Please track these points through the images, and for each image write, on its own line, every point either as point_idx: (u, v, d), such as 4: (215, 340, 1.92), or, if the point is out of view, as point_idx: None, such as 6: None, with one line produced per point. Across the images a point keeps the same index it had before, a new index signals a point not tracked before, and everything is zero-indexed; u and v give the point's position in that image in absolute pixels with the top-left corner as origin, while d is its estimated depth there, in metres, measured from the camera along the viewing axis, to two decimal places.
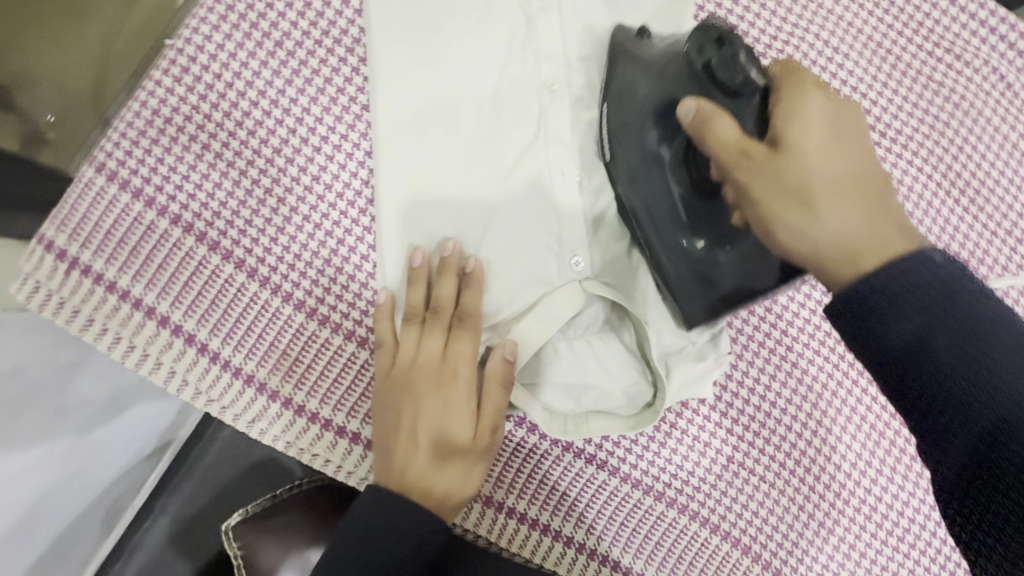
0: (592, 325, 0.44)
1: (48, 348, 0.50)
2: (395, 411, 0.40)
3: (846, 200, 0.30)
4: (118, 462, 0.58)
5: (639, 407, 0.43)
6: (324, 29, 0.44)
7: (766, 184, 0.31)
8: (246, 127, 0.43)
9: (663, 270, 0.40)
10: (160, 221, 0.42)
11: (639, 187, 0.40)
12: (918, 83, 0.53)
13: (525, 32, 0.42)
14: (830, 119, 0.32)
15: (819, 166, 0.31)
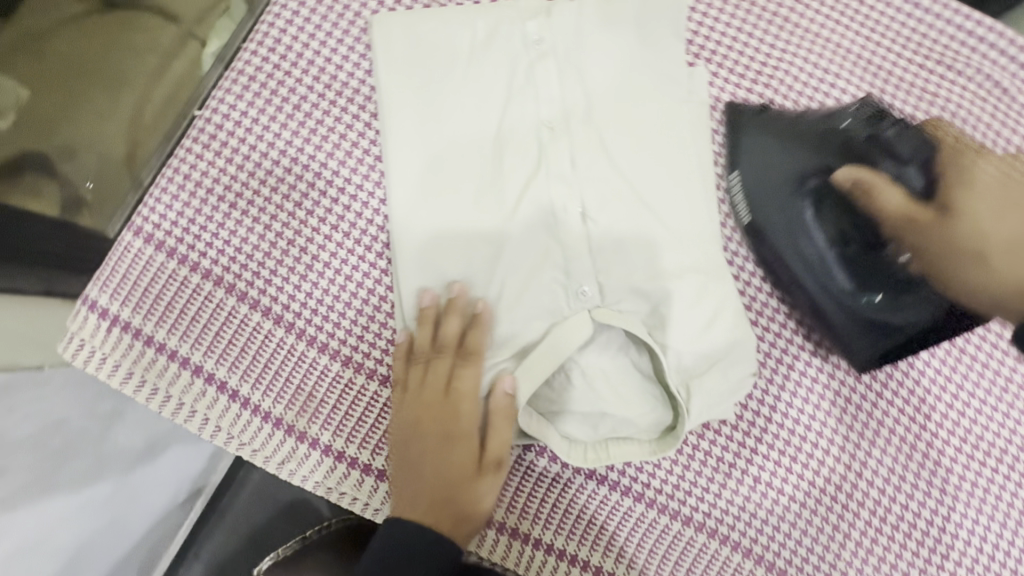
0: (607, 350, 0.44)
1: (88, 411, 0.54)
2: (412, 448, 0.42)
3: (1014, 255, 0.38)
4: (155, 509, 0.62)
5: (660, 431, 0.44)
6: (338, 90, 0.47)
7: (950, 247, 0.41)
8: (270, 185, 0.46)
9: (837, 328, 0.46)
10: (191, 277, 0.45)
11: (785, 236, 0.46)
12: (937, 76, 0.51)
13: (524, 76, 0.44)
14: (1000, 191, 0.41)
15: (986, 220, 0.40)
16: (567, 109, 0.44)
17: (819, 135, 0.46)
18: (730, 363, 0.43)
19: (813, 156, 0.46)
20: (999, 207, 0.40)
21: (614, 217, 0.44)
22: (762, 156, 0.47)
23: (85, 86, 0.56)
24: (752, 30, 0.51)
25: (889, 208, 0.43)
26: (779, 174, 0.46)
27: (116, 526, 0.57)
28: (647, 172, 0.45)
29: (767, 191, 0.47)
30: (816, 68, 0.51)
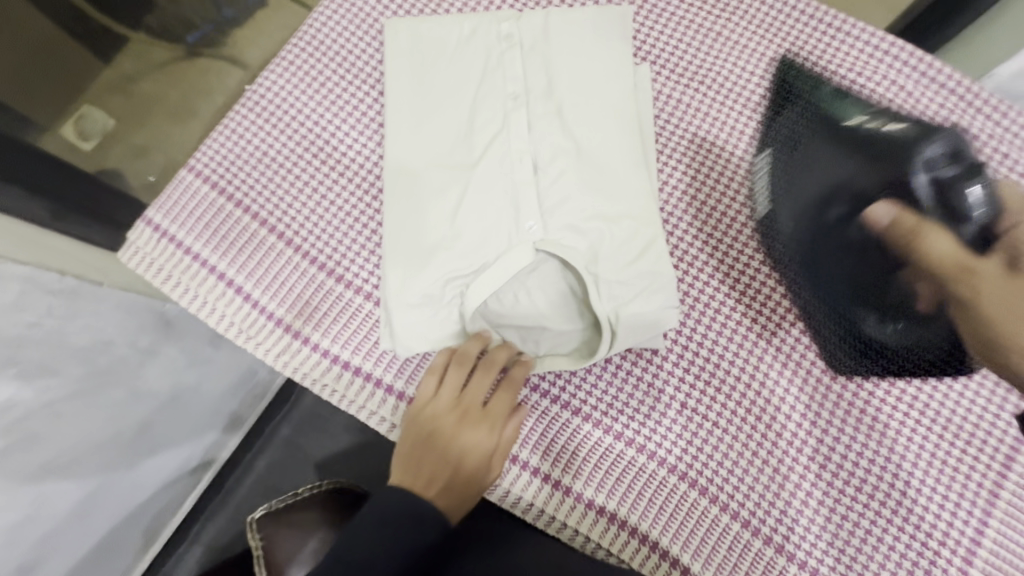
0: (548, 277, 0.54)
1: (185, 362, 0.83)
2: (422, 467, 0.49)
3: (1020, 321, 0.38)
4: (164, 468, 0.89)
5: (587, 353, 0.52)
6: (355, 73, 0.60)
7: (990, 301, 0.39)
8: (296, 141, 0.58)
9: (807, 215, 0.50)
10: (227, 204, 0.56)
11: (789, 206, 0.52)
12: (855, 79, 0.61)
13: (496, 63, 0.57)
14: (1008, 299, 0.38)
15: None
16: (529, 87, 0.56)
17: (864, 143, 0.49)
18: (652, 295, 0.51)
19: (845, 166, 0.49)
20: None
21: (560, 172, 0.55)
22: (823, 168, 0.50)
23: (160, 112, 0.94)
24: (694, 41, 0.62)
25: (942, 254, 0.41)
26: (826, 157, 0.50)
27: (127, 469, 0.80)
28: (589, 137, 0.55)
29: (823, 152, 0.50)
30: (745, 72, 0.61)
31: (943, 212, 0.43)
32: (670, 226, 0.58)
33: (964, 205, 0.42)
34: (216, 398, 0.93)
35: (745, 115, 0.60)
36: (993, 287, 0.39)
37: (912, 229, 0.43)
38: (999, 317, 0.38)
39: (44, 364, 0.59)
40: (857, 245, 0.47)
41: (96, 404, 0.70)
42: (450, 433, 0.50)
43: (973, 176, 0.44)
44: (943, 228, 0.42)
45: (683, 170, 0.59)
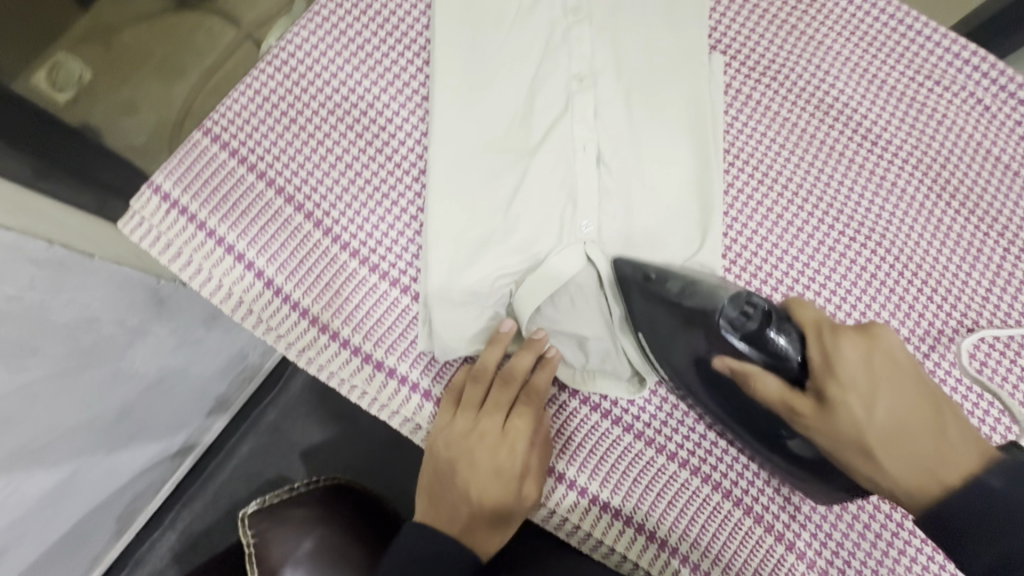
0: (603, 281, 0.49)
1: (176, 342, 0.76)
2: (441, 505, 0.45)
3: (906, 443, 0.35)
4: (144, 453, 0.82)
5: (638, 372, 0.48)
6: (397, 38, 0.54)
7: (826, 435, 0.37)
8: (328, 109, 0.52)
9: (674, 330, 0.45)
10: (248, 176, 0.50)
11: (643, 317, 0.46)
12: (932, 87, 0.57)
13: (560, 39, 0.51)
14: (891, 427, 0.35)
15: (878, 421, 0.35)
16: (595, 69, 0.51)
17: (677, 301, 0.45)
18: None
19: (677, 316, 0.45)
20: (868, 391, 0.36)
21: (623, 166, 0.49)
22: (658, 330, 0.46)
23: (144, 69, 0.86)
24: (768, 33, 0.57)
25: (768, 398, 0.39)
26: (683, 341, 0.45)
27: (103, 454, 0.73)
28: (658, 130, 0.50)
29: (642, 303, 0.46)
30: (820, 70, 0.57)
31: (737, 354, 0.41)
32: (734, 231, 0.53)
33: (777, 358, 0.39)
34: (206, 381, 0.86)
35: (817, 117, 0.56)
36: (837, 424, 0.36)
37: (742, 374, 0.40)
38: (836, 449, 0.37)
39: (22, 344, 0.52)
40: (733, 414, 0.44)
41: (78, 386, 0.62)
42: (467, 466, 0.45)
43: (795, 335, 0.39)
44: (767, 368, 0.39)
45: (750, 171, 0.54)
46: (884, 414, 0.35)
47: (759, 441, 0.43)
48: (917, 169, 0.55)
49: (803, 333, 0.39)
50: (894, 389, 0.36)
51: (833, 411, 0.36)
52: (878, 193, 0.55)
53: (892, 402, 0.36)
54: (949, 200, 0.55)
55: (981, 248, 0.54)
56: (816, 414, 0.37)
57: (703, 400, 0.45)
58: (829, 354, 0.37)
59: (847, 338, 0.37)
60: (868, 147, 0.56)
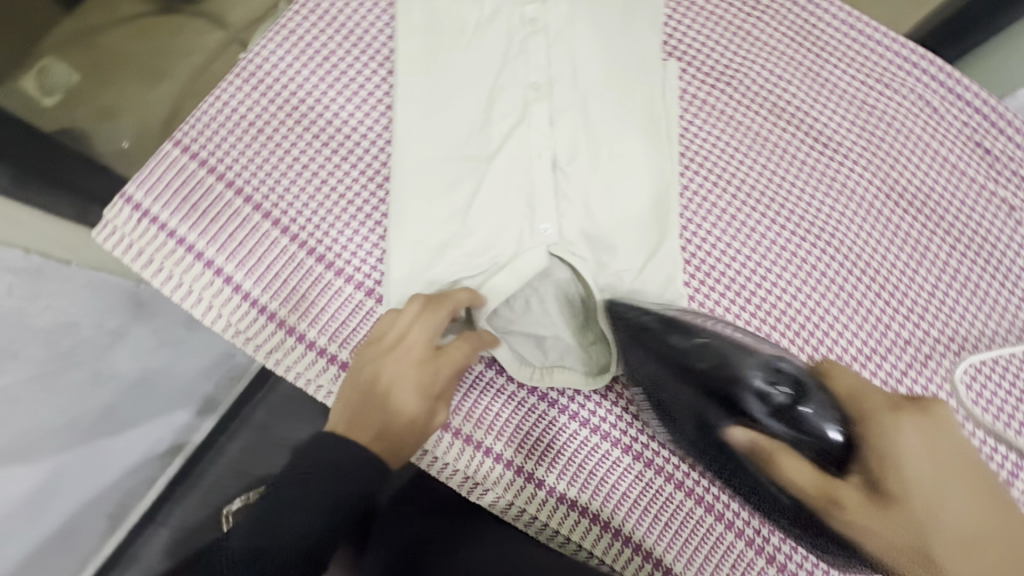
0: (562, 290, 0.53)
1: (156, 343, 0.77)
2: (351, 419, 0.42)
3: (970, 547, 0.30)
4: (129, 454, 0.83)
5: (596, 368, 0.50)
6: (362, 49, 0.55)
7: (879, 540, 0.32)
8: (295, 119, 0.53)
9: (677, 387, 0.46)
10: (217, 184, 0.52)
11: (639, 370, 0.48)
12: (882, 91, 0.59)
13: (518, 48, 0.53)
14: (959, 529, 0.31)
15: (947, 519, 0.31)
16: (551, 77, 0.52)
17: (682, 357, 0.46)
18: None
19: (675, 374, 0.46)
20: (931, 486, 0.32)
21: (580, 170, 0.51)
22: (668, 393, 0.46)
23: (128, 72, 0.87)
24: (723, 39, 0.59)
25: (796, 484, 0.37)
26: (701, 409, 0.44)
27: (88, 454, 0.75)
28: (613, 134, 0.52)
29: (638, 360, 0.48)
30: (774, 75, 0.59)
31: (760, 421, 0.41)
32: (690, 231, 0.55)
33: (811, 432, 0.38)
34: (189, 381, 0.88)
35: (771, 120, 0.58)
36: (886, 520, 0.32)
37: (768, 447, 0.39)
38: (886, 552, 0.32)
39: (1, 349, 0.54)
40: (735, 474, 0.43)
41: (56, 388, 0.64)
42: (387, 383, 0.42)
43: (825, 405, 0.38)
44: (798, 443, 0.38)
45: (705, 174, 0.56)
46: (948, 515, 0.31)
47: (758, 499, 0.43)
48: (867, 170, 0.57)
49: (842, 405, 0.37)
50: (958, 491, 0.31)
51: (889, 504, 0.32)
52: (830, 194, 0.57)
53: (953, 498, 0.31)
54: (898, 199, 0.57)
55: (928, 246, 0.56)
56: (863, 511, 0.33)
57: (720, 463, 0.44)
58: (877, 437, 0.34)
59: (900, 416, 0.34)
60: (820, 149, 0.58)
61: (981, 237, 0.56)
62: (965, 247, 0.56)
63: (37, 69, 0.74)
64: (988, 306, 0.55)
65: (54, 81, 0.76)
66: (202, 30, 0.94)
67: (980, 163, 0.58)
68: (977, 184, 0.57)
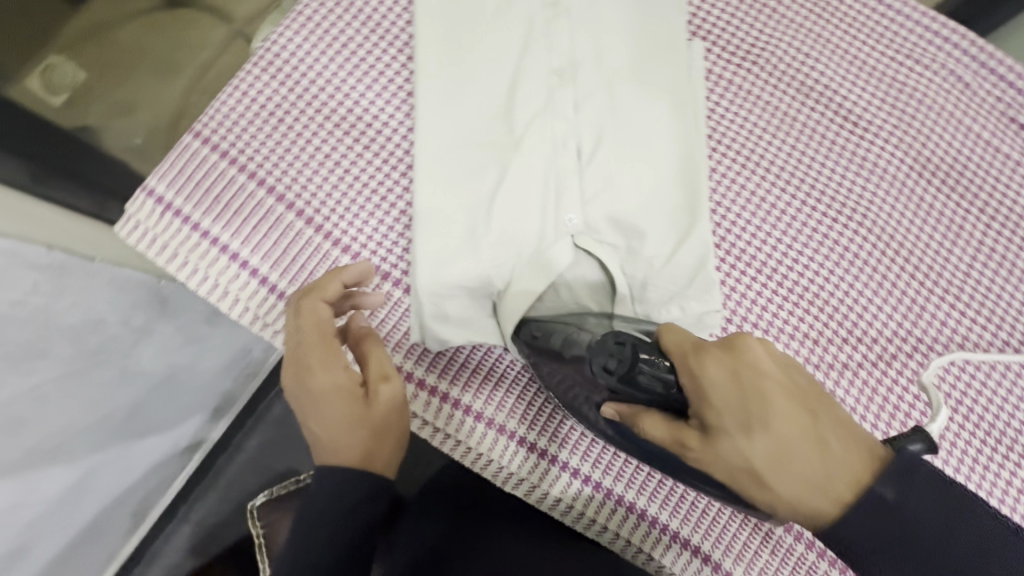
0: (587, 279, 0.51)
1: (179, 341, 0.78)
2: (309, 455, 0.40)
3: (795, 458, 0.33)
4: (154, 450, 0.84)
5: None
6: (380, 35, 0.54)
7: (719, 469, 0.34)
8: (315, 108, 0.53)
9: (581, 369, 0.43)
10: (239, 176, 0.51)
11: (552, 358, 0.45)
12: (912, 66, 0.57)
13: (539, 33, 0.52)
14: (777, 448, 0.33)
15: (752, 444, 0.33)
16: (574, 63, 0.51)
17: (531, 335, 0.47)
18: (691, 298, 0.48)
19: (535, 354, 0.46)
20: (740, 409, 0.33)
21: (606, 156, 0.50)
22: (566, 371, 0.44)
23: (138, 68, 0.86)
24: (748, 17, 0.58)
25: (658, 440, 0.37)
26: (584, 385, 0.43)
27: (116, 452, 0.75)
28: (638, 119, 0.51)
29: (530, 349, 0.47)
30: (801, 52, 0.57)
31: (629, 390, 0.38)
32: (719, 213, 0.54)
33: (654, 391, 0.37)
34: (210, 378, 0.88)
35: (799, 99, 0.57)
36: (720, 453, 0.34)
37: (635, 418, 0.38)
38: (733, 481, 0.34)
39: (30, 347, 0.54)
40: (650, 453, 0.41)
41: (85, 387, 0.64)
42: (304, 399, 0.40)
43: (665, 364, 0.37)
44: (652, 409, 0.37)
45: (733, 155, 0.55)
46: (762, 434, 0.33)
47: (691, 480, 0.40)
48: (898, 149, 0.56)
49: (672, 360, 0.37)
50: (772, 411, 0.33)
51: (716, 439, 0.34)
52: (861, 173, 0.55)
53: (769, 417, 0.33)
54: (930, 177, 0.56)
55: (961, 224, 0.55)
56: (701, 448, 0.35)
57: (619, 436, 0.43)
58: (694, 381, 0.35)
59: (708, 357, 0.35)
60: (849, 128, 0.56)
61: (1016, 214, 0.55)
62: (1000, 225, 0.55)
63: (41, 65, 0.72)
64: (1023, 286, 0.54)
65: (60, 78, 0.74)
66: (211, 24, 0.92)
67: (1013, 139, 0.57)
68: (1011, 160, 0.56)
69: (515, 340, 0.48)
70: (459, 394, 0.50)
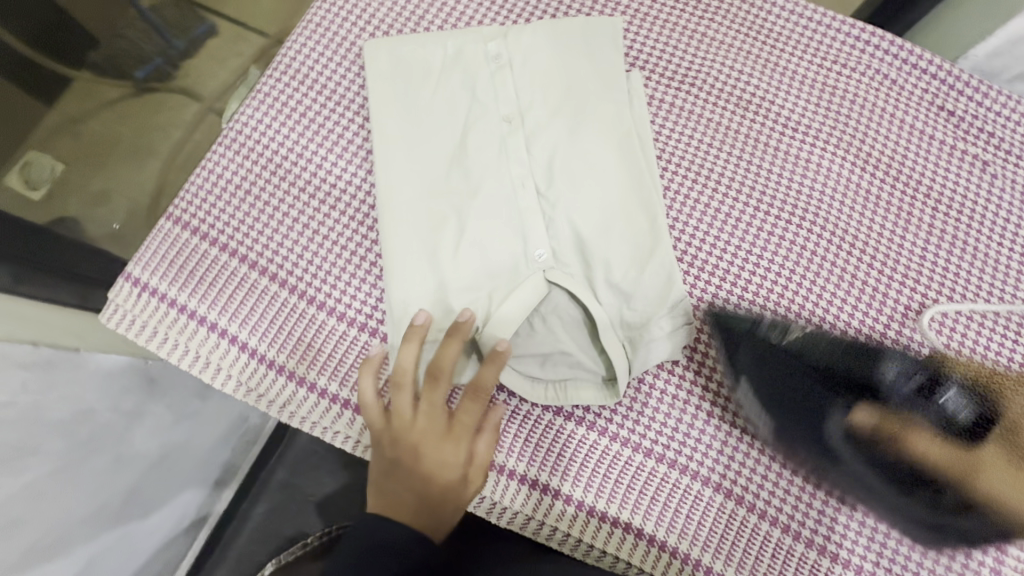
0: (559, 307, 0.52)
1: (172, 418, 0.78)
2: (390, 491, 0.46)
3: None
4: (158, 534, 0.82)
5: (606, 382, 0.50)
6: (337, 101, 0.57)
7: (982, 479, 0.40)
8: (280, 177, 0.55)
9: (755, 380, 0.48)
10: (211, 249, 0.53)
11: (761, 372, 0.48)
12: (840, 71, 0.61)
13: (484, 82, 0.55)
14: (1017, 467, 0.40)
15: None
16: (521, 108, 0.54)
17: (750, 330, 0.51)
18: (665, 315, 0.50)
19: (752, 346, 0.50)
20: None
21: (563, 192, 0.52)
22: (810, 347, 0.49)
23: (118, 153, 0.91)
24: (680, 43, 0.61)
25: (924, 455, 0.41)
26: (783, 375, 0.47)
27: (119, 542, 0.74)
28: (590, 152, 0.53)
29: (750, 355, 0.50)
30: (734, 70, 0.61)
31: (874, 396, 0.44)
32: (678, 229, 0.56)
33: (953, 413, 0.42)
34: (209, 450, 0.87)
35: (738, 113, 0.60)
36: (986, 467, 0.40)
37: (897, 422, 0.43)
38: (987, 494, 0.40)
39: (19, 447, 0.54)
40: (806, 393, 0.46)
41: (81, 476, 0.64)
42: (422, 457, 0.46)
43: (961, 390, 0.43)
44: (919, 420, 0.42)
45: (682, 173, 0.58)
46: None
47: (816, 458, 0.47)
48: (837, 147, 0.59)
49: (969, 396, 0.43)
50: None
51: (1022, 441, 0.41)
52: (806, 174, 0.58)
53: None
54: (873, 172, 0.58)
55: (910, 213, 0.57)
56: (978, 456, 0.41)
57: (799, 431, 0.47)
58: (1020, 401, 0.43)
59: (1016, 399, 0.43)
60: (788, 133, 0.59)
61: (962, 195, 0.58)
62: (948, 208, 0.57)
63: (21, 163, 0.75)
64: (982, 263, 0.56)
65: (38, 173, 0.76)
66: (181, 105, 0.99)
67: (947, 126, 0.59)
68: (949, 146, 0.59)
69: (711, 317, 0.53)
70: None
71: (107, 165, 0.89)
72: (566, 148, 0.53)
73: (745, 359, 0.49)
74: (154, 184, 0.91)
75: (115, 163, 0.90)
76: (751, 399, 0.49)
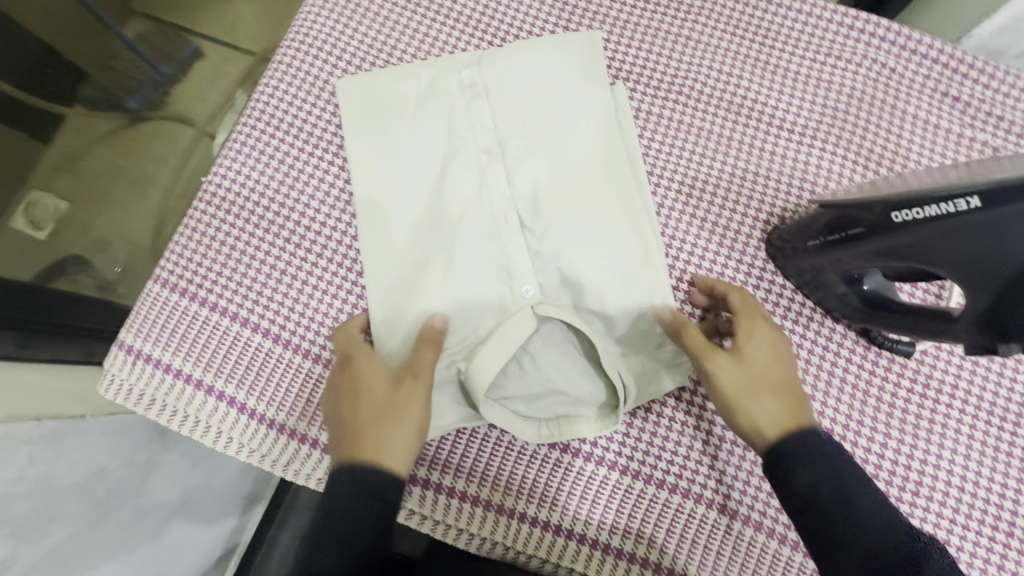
0: (551, 340, 0.50)
1: (190, 463, 0.78)
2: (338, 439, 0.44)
3: None
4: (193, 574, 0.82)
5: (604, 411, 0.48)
6: (316, 144, 0.56)
7: None
8: (264, 229, 0.54)
9: (900, 252, 0.40)
10: (200, 310, 0.52)
11: (887, 257, 0.42)
12: (834, 66, 0.58)
13: (462, 114, 0.53)
14: None
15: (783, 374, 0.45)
16: (500, 137, 0.52)
17: (949, 250, 0.38)
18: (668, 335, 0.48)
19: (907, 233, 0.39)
20: None
21: (549, 223, 0.50)
22: (991, 233, 0.36)
23: (112, 194, 0.90)
24: (666, 50, 0.59)
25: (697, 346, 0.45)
26: (958, 233, 0.37)
27: None
28: (574, 178, 0.51)
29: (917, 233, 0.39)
30: (723, 74, 0.58)
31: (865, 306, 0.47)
32: (674, 248, 0.54)
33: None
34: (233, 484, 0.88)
35: (731, 118, 0.57)
36: None
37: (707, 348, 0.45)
38: None
39: (34, 516, 0.54)
40: (915, 253, 0.40)
41: (106, 535, 0.64)
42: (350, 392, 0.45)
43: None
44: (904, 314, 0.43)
45: (676, 188, 0.56)
46: None
47: (866, 237, 0.42)
48: (839, 146, 0.56)
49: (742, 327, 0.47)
50: None
51: None
52: (806, 178, 0.56)
53: None
54: (877, 169, 0.56)
55: None
56: None
57: (827, 270, 0.47)
58: None
59: None
60: (784, 134, 0.57)
61: None
62: None
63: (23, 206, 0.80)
64: None
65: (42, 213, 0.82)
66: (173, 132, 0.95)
67: (953, 113, 0.56)
68: (957, 133, 0.56)
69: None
70: (451, 483, 0.50)
71: (101, 206, 0.89)
72: (550, 175, 0.51)
73: (950, 235, 0.37)
74: (156, 218, 0.91)
75: (111, 202, 0.90)
76: (835, 259, 0.45)
